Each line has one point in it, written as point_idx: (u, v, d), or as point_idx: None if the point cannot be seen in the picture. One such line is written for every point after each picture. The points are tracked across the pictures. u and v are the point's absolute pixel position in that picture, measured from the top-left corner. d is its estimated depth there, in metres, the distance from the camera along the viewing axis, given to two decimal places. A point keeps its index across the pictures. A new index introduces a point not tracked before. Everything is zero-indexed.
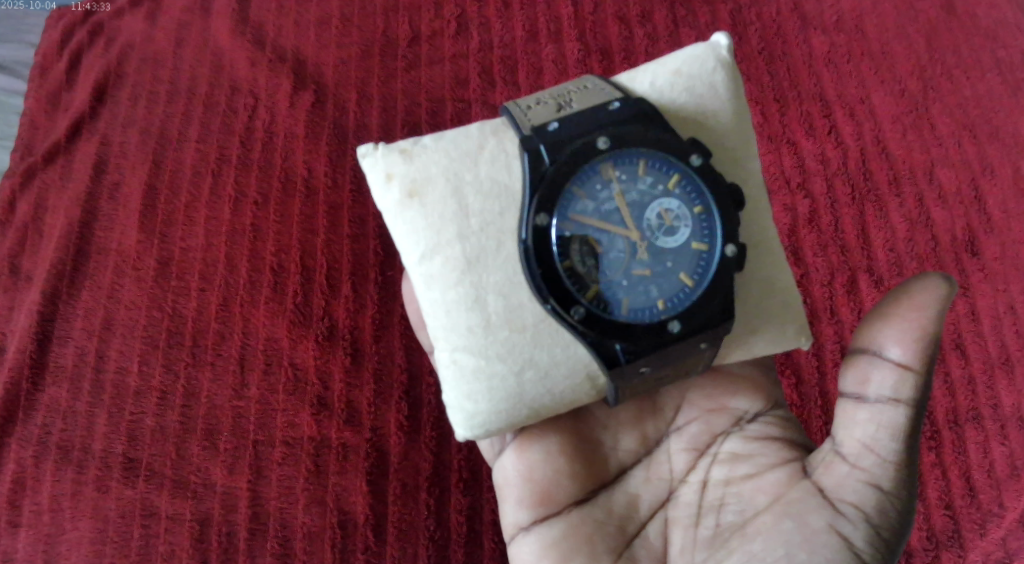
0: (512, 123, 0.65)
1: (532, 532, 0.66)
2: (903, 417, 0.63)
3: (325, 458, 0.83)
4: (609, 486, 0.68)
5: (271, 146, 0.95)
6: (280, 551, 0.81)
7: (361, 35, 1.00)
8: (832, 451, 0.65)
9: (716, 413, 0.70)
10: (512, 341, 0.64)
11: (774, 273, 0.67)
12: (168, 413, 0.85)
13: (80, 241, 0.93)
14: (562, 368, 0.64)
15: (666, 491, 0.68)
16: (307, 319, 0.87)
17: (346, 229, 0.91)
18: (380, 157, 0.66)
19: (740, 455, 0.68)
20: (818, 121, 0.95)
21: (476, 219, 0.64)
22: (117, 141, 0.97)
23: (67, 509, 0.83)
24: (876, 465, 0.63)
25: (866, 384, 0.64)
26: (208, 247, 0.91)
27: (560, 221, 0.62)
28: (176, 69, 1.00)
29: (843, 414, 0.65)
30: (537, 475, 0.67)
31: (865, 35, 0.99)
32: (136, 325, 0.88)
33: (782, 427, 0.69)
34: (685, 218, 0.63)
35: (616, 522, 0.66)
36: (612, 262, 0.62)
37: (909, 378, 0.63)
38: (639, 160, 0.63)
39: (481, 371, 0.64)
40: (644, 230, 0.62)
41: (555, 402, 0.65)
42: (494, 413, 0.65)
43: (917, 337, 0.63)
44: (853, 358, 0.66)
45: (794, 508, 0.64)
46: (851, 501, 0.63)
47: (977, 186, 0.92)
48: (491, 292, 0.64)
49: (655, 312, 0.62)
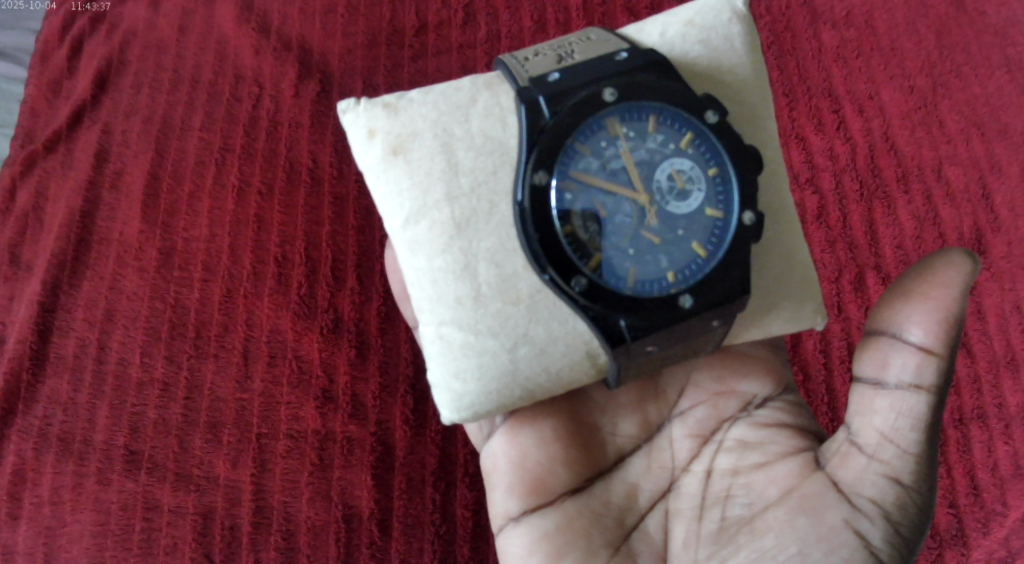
0: (508, 76, 0.64)
1: (523, 523, 0.65)
2: (925, 404, 0.63)
3: (330, 450, 0.82)
4: (608, 476, 0.67)
5: (276, 136, 0.94)
6: (285, 545, 0.80)
7: (367, 24, 0.99)
8: (848, 440, 0.65)
9: (723, 396, 0.70)
10: (505, 314, 0.62)
11: (792, 243, 0.66)
12: (170, 405, 0.84)
13: (82, 230, 0.92)
14: (559, 343, 0.63)
15: (668, 481, 0.67)
16: (312, 311, 0.87)
17: (352, 220, 0.90)
18: (362, 112, 0.65)
19: (749, 443, 0.67)
20: (827, 117, 0.95)
21: (467, 178, 0.63)
22: (120, 129, 0.96)
23: (67, 502, 0.82)
24: (896, 457, 0.63)
25: (885, 368, 0.64)
26: (211, 238, 0.90)
27: (560, 180, 0.61)
28: (179, 56, 0.99)
29: (861, 400, 0.65)
30: (529, 463, 0.67)
31: (875, 30, 0.98)
32: (139, 316, 0.87)
33: (793, 413, 0.69)
34: (699, 181, 0.62)
35: (615, 514, 0.66)
36: (617, 228, 0.61)
37: (931, 362, 0.63)
38: (650, 117, 0.62)
39: (470, 346, 0.63)
40: (653, 193, 0.61)
41: (551, 381, 0.64)
42: (483, 393, 0.63)
43: (941, 319, 0.63)
44: (871, 341, 0.65)
45: (808, 503, 0.63)
46: (868, 496, 0.63)
47: (984, 184, 0.92)
48: (482, 260, 0.62)
49: (664, 284, 0.62)
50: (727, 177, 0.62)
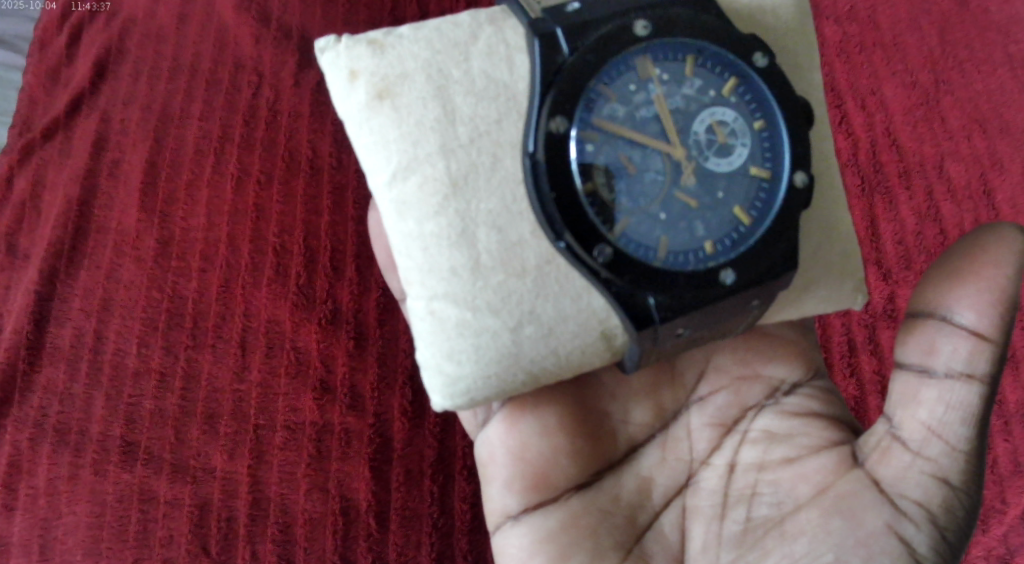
0: (516, 11, 0.62)
1: (523, 522, 0.65)
2: (976, 396, 0.62)
3: (328, 442, 0.82)
4: (618, 468, 0.67)
5: (275, 125, 0.93)
6: (281, 537, 0.80)
7: (369, 14, 0.98)
8: (890, 434, 0.64)
9: (746, 382, 0.70)
10: (508, 286, 0.61)
11: (828, 213, 0.66)
12: (167, 395, 0.84)
13: (79, 219, 0.91)
14: (570, 323, 0.62)
15: (685, 475, 0.68)
16: (310, 302, 0.86)
17: (351, 211, 0.90)
18: (344, 52, 0.63)
19: (776, 435, 0.67)
20: (829, 111, 0.96)
21: (465, 129, 0.61)
22: (118, 117, 0.96)
23: (63, 492, 0.82)
24: (943, 455, 0.62)
25: (934, 354, 0.63)
26: (209, 228, 0.89)
27: (581, 129, 0.60)
28: (178, 45, 0.98)
29: (906, 390, 0.64)
30: (530, 454, 0.66)
31: (878, 25, 0.99)
32: (136, 305, 0.87)
33: (820, 400, 0.69)
34: (740, 133, 0.62)
35: (626, 512, 0.65)
36: (648, 186, 0.60)
37: (983, 350, 0.62)
38: (686, 59, 0.61)
39: (466, 323, 0.62)
40: (689, 147, 0.61)
41: (559, 365, 0.63)
42: (481, 377, 0.62)
43: (993, 303, 0.62)
44: (919, 324, 0.64)
45: (843, 505, 0.63)
46: (913, 497, 0.62)
47: (985, 180, 0.91)
48: (482, 224, 0.61)
49: (701, 255, 0.61)
50: (773, 130, 0.62)
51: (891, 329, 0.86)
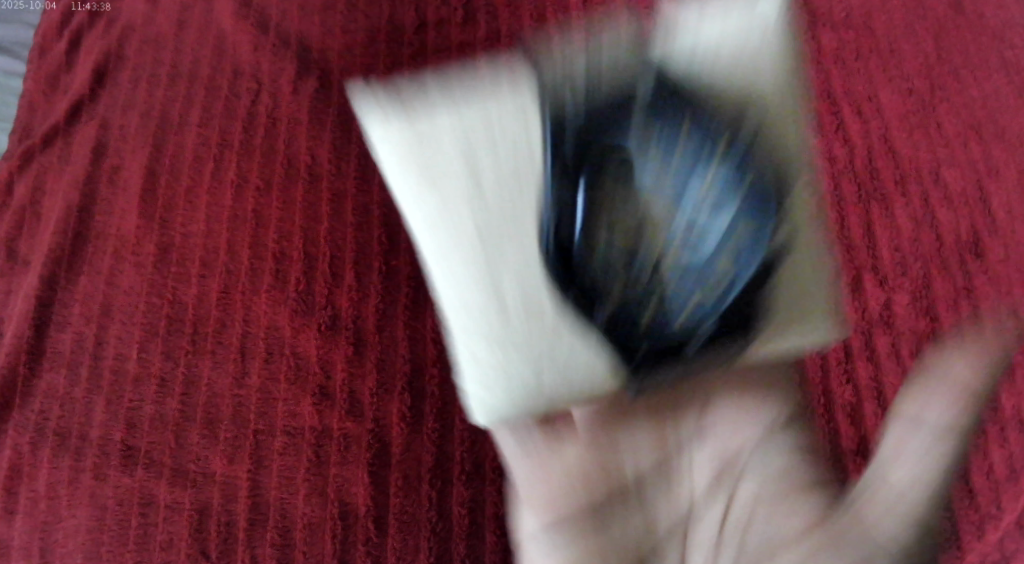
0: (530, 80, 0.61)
1: (547, 544, 0.74)
2: (955, 450, 0.69)
3: (327, 448, 0.82)
4: (637, 503, 0.77)
5: (274, 131, 0.94)
6: (280, 542, 0.80)
7: (367, 21, 0.99)
8: (881, 480, 0.70)
9: (742, 420, 0.78)
10: (531, 335, 0.66)
11: (807, 274, 0.67)
12: (167, 400, 0.84)
13: (79, 224, 0.92)
14: (585, 367, 0.67)
15: (689, 508, 0.77)
16: (309, 308, 0.86)
17: (350, 217, 0.90)
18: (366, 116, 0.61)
19: (770, 477, 0.76)
20: (826, 119, 0.97)
21: (491, 198, 0.63)
22: (118, 123, 0.97)
23: (63, 496, 0.82)
24: (920, 499, 0.69)
25: (923, 414, 0.70)
26: (209, 234, 0.90)
27: (597, 202, 0.63)
28: (178, 51, 1.00)
29: (895, 439, 0.70)
30: (556, 480, 0.75)
31: (874, 32, 1.01)
32: (136, 310, 0.87)
33: (801, 432, 0.78)
34: (752, 204, 0.64)
35: (637, 545, 0.75)
36: (662, 258, 0.64)
37: (965, 415, 0.70)
38: (695, 131, 0.62)
39: (495, 368, 0.67)
40: (702, 221, 0.63)
41: (576, 396, 0.69)
42: (511, 408, 0.68)
43: (978, 375, 0.70)
44: (915, 389, 0.71)
45: (832, 541, 0.70)
46: (886, 535, 0.68)
47: (981, 186, 0.91)
48: (508, 281, 0.65)
49: (708, 313, 0.65)
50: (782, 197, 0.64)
51: (887, 336, 0.87)
